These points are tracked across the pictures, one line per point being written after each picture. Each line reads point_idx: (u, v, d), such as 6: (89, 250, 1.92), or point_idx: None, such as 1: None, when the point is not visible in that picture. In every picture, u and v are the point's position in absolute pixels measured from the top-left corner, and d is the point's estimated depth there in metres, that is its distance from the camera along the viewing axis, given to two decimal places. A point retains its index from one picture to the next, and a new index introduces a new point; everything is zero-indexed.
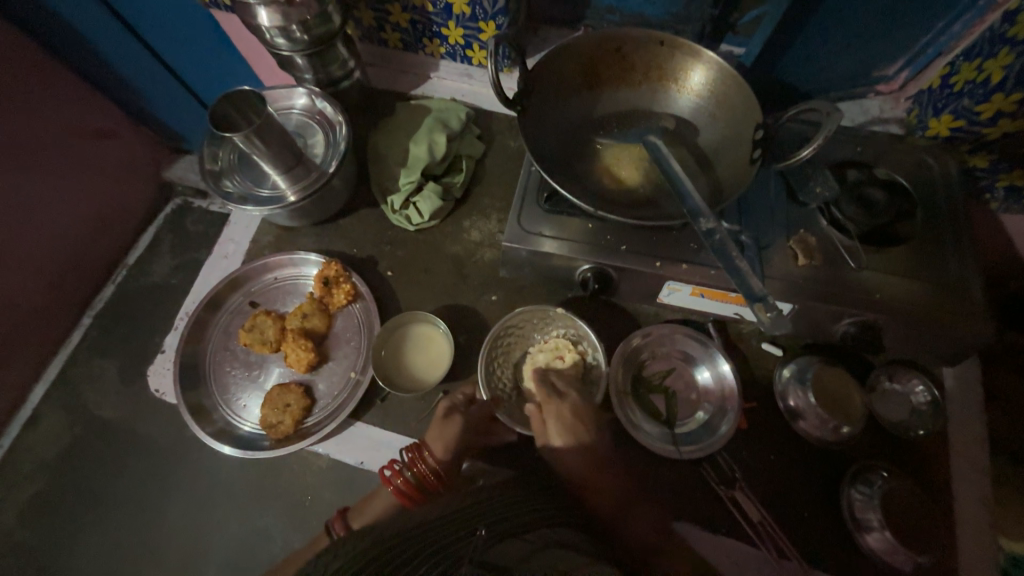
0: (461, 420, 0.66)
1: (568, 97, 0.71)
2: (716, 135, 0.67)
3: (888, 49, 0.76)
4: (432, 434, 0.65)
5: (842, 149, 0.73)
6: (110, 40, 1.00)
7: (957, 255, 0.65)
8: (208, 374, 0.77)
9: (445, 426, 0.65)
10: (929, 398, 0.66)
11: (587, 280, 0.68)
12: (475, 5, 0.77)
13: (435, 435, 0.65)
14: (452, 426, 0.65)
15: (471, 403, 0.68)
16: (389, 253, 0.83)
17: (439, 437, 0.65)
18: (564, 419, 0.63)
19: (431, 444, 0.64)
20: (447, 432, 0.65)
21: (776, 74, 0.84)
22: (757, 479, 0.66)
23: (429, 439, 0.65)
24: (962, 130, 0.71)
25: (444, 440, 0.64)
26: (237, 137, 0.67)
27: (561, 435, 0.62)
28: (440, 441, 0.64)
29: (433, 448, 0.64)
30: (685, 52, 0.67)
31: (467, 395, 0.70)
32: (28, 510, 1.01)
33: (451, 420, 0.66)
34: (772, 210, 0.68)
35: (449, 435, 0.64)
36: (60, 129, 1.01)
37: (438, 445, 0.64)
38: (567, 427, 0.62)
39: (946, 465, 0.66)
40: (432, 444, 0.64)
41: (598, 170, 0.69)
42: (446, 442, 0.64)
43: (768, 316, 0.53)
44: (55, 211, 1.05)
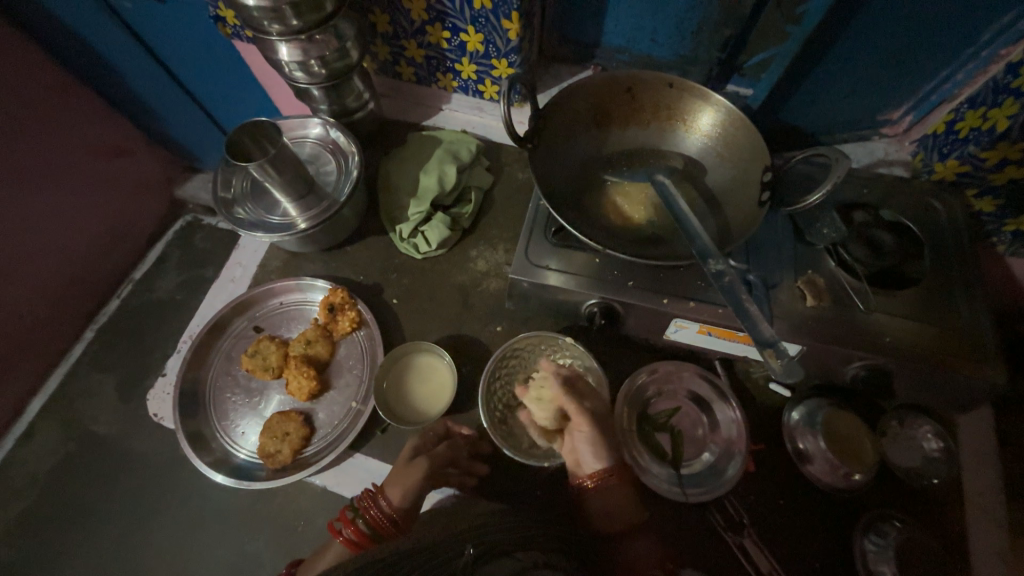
0: (426, 462, 0.64)
1: (577, 134, 0.72)
2: (724, 175, 0.68)
3: (893, 94, 0.77)
4: (392, 479, 0.65)
5: (848, 190, 0.74)
6: (130, 61, 1.03)
7: (967, 301, 0.65)
8: (209, 400, 0.77)
9: (407, 471, 0.64)
10: (940, 446, 0.65)
11: (593, 315, 0.67)
12: (488, 44, 0.79)
13: (393, 480, 0.64)
14: (412, 474, 0.63)
15: (441, 444, 0.67)
16: (395, 281, 0.83)
17: (398, 483, 0.64)
18: (605, 445, 0.62)
19: (388, 490, 0.63)
20: (407, 478, 0.63)
21: (782, 116, 0.85)
22: (766, 525, 0.64)
23: (387, 485, 0.64)
24: (968, 175, 0.71)
25: (402, 487, 0.63)
26: (251, 166, 0.68)
27: (604, 460, 0.61)
28: (397, 488, 0.63)
29: (390, 495, 0.63)
30: (693, 95, 0.69)
31: (440, 434, 0.69)
32: (16, 527, 0.99)
33: (413, 465, 0.64)
34: (780, 250, 0.68)
35: (408, 481, 0.63)
36: (77, 144, 1.04)
37: (394, 492, 0.63)
38: (608, 453, 0.62)
39: (963, 517, 0.63)
40: (389, 490, 0.64)
41: (605, 207, 0.69)
42: (403, 490, 0.63)
43: (779, 363, 0.52)
44: (67, 227, 1.07)
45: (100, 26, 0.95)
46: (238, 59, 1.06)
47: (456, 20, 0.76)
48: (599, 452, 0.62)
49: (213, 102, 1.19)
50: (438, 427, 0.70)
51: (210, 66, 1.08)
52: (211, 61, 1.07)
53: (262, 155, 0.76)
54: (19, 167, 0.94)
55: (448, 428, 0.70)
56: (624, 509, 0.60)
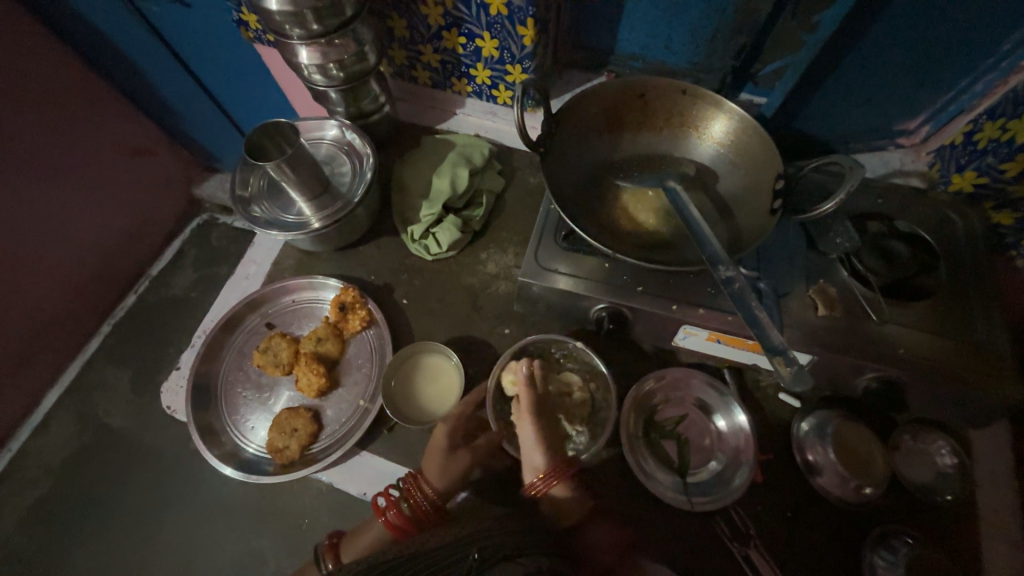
0: (467, 454, 0.66)
1: (590, 139, 0.73)
2: (736, 182, 0.68)
3: (908, 104, 0.77)
4: (432, 464, 0.65)
5: (863, 199, 0.73)
6: (154, 60, 1.07)
7: (984, 313, 0.63)
8: (220, 394, 0.78)
9: (450, 460, 0.65)
10: (955, 461, 0.64)
11: (602, 320, 0.67)
12: (503, 49, 0.80)
13: (436, 467, 0.65)
14: (457, 463, 0.65)
15: (478, 437, 0.68)
16: (405, 281, 0.84)
17: (439, 469, 0.65)
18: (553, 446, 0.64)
19: (431, 476, 0.64)
20: (451, 467, 0.65)
21: (796, 124, 0.85)
22: (771, 536, 0.63)
23: (429, 470, 0.65)
24: (987, 187, 0.70)
25: (445, 474, 0.64)
26: (268, 165, 0.70)
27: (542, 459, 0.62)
28: (440, 474, 0.64)
29: (432, 479, 0.64)
30: (707, 102, 0.69)
31: None
32: (31, 514, 1.01)
33: (457, 455, 0.65)
34: (791, 259, 0.68)
35: (453, 470, 0.64)
36: (101, 142, 1.08)
37: (437, 477, 0.64)
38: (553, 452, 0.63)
39: (977, 537, 0.62)
40: (431, 475, 0.64)
41: (615, 212, 0.70)
42: (445, 477, 0.64)
43: (789, 370, 0.51)
44: (88, 222, 1.10)
45: (123, 25, 0.98)
46: (259, 63, 1.08)
47: (472, 26, 0.78)
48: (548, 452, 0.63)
49: (233, 103, 1.22)
50: (467, 417, 0.70)
51: (231, 68, 1.11)
52: (232, 63, 1.09)
53: (280, 155, 0.78)
54: (45, 163, 0.97)
55: None
56: (567, 505, 0.62)
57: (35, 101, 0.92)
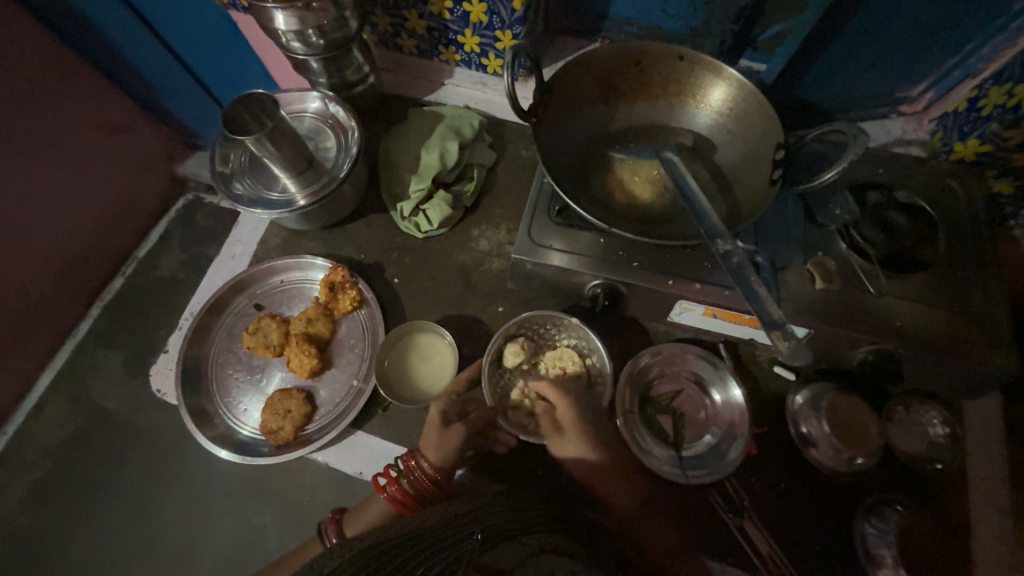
0: (463, 427, 0.63)
1: (583, 108, 0.70)
2: (735, 153, 0.66)
3: (913, 68, 0.74)
4: (428, 440, 0.64)
5: (863, 169, 0.71)
6: (125, 33, 1.01)
7: (982, 284, 0.63)
8: (211, 377, 0.77)
9: (445, 435, 0.63)
10: (946, 431, 0.65)
11: (597, 296, 0.66)
12: (492, 14, 0.76)
13: (433, 444, 0.63)
14: (453, 438, 0.62)
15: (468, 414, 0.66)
16: (396, 259, 0.82)
17: (436, 446, 0.63)
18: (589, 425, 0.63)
19: (429, 453, 0.63)
20: (447, 443, 0.62)
21: (797, 92, 0.82)
22: (767, 509, 0.64)
23: (426, 447, 0.63)
24: (990, 155, 0.69)
25: (443, 449, 0.62)
26: (248, 139, 0.67)
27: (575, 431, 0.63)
28: (438, 450, 0.62)
29: (431, 456, 0.63)
30: (705, 68, 0.66)
31: None
32: (30, 498, 1.01)
33: (451, 430, 0.63)
34: (790, 232, 0.66)
35: (450, 445, 0.62)
36: (76, 121, 1.03)
37: (435, 454, 0.62)
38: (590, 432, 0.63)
39: (965, 503, 0.63)
40: (429, 452, 0.63)
41: (610, 184, 0.68)
42: (444, 453, 0.62)
43: (787, 345, 0.52)
44: (67, 204, 1.06)
45: None
46: (237, 32, 1.03)
47: None
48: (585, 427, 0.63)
49: (211, 75, 1.17)
50: (457, 392, 0.68)
51: (207, 38, 1.05)
52: (206, 32, 1.04)
53: (261, 129, 0.74)
54: (18, 142, 0.93)
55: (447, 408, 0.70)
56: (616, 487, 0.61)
57: (5, 77, 0.88)
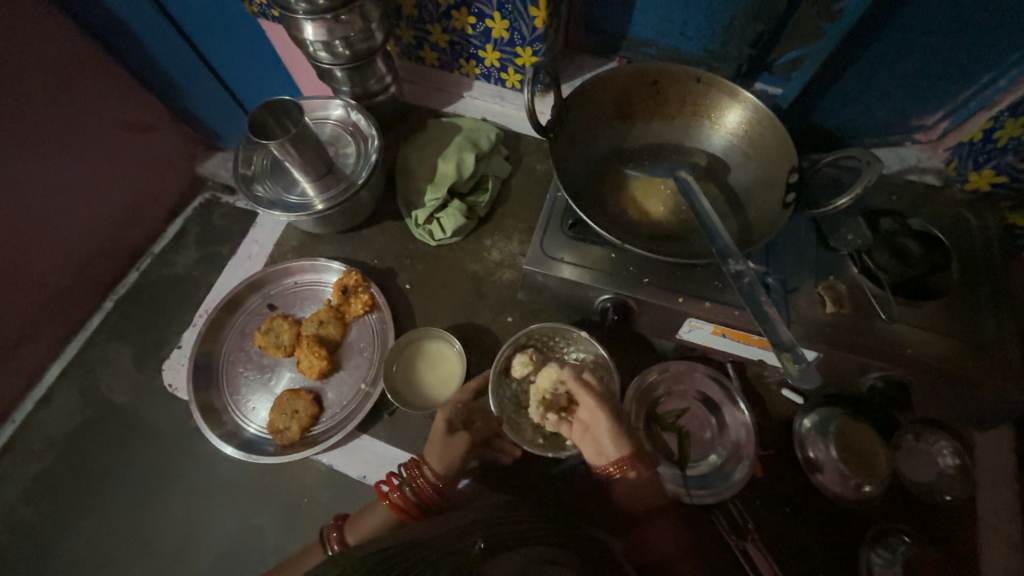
0: (468, 436, 0.65)
1: (600, 126, 0.72)
2: (749, 174, 0.67)
3: (929, 98, 0.75)
4: (433, 447, 0.65)
5: (876, 196, 0.71)
6: (155, 36, 1.05)
7: (995, 315, 0.62)
8: (221, 374, 0.78)
9: (449, 443, 0.64)
10: (957, 461, 0.64)
11: (606, 311, 0.66)
12: (513, 31, 0.78)
13: (437, 451, 0.64)
14: (456, 447, 0.64)
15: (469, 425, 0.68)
16: (409, 266, 0.83)
17: (441, 453, 0.64)
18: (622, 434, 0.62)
19: (432, 460, 0.63)
20: (451, 451, 0.63)
21: (812, 116, 0.83)
22: (770, 532, 0.64)
23: (430, 455, 0.64)
24: (1005, 186, 0.69)
25: (446, 456, 0.63)
26: (271, 143, 0.68)
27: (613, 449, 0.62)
28: (440, 458, 0.63)
29: (434, 464, 0.63)
30: (722, 90, 0.67)
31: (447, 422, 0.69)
32: (35, 486, 1.03)
33: (455, 438, 0.64)
34: (801, 255, 0.67)
35: (453, 453, 0.63)
36: (104, 119, 1.07)
37: (439, 462, 0.63)
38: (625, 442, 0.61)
39: (974, 537, 0.62)
40: (432, 459, 0.64)
41: (624, 201, 0.68)
42: (448, 460, 0.63)
43: (796, 367, 0.51)
44: (90, 198, 1.09)
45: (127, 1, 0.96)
46: (264, 39, 1.06)
47: (483, 6, 0.75)
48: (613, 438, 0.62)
49: (235, 79, 1.20)
50: (463, 403, 0.69)
51: (234, 44, 1.09)
52: (234, 39, 1.07)
53: (284, 134, 0.76)
54: (47, 137, 0.96)
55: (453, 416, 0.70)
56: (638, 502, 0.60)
57: (39, 75, 0.92)
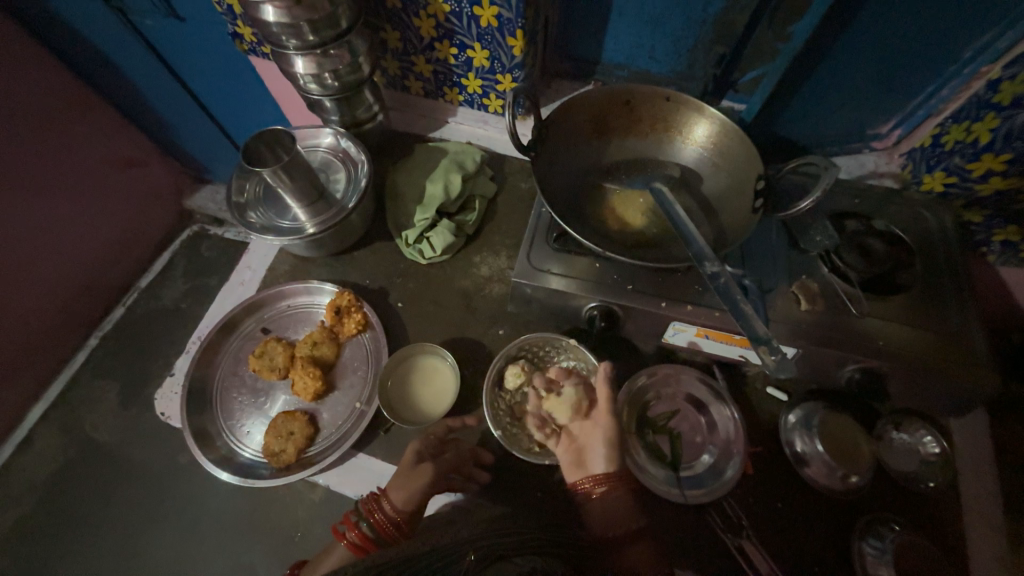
0: (432, 468, 0.64)
1: (578, 144, 0.76)
2: (720, 184, 0.71)
3: (880, 109, 0.81)
4: (396, 481, 0.65)
5: (840, 200, 0.76)
6: (142, 71, 1.09)
7: (958, 304, 0.66)
8: (216, 400, 0.78)
9: (412, 475, 0.64)
10: (939, 449, 0.66)
11: (593, 318, 0.68)
12: (493, 60, 0.83)
13: (398, 484, 0.64)
14: (418, 479, 0.63)
15: (445, 451, 0.68)
16: (400, 285, 0.85)
17: (402, 486, 0.63)
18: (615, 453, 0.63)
19: (392, 494, 0.63)
20: (411, 483, 0.63)
21: (776, 129, 0.88)
22: (764, 528, 0.65)
23: (391, 489, 0.64)
24: (956, 186, 0.74)
25: (407, 490, 0.63)
26: (265, 171, 0.71)
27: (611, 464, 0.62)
28: (401, 492, 0.63)
29: (393, 498, 0.63)
30: (689, 108, 0.72)
31: (441, 437, 0.70)
32: (15, 532, 1.00)
33: (419, 470, 0.64)
34: (775, 257, 0.70)
35: (413, 485, 0.63)
36: (87, 155, 1.09)
37: (398, 495, 0.63)
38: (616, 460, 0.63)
39: (960, 522, 0.64)
40: (392, 493, 0.63)
41: (605, 213, 0.72)
42: (407, 494, 0.63)
43: (773, 359, 0.55)
44: (75, 234, 1.10)
45: (117, 39, 1.01)
46: (253, 75, 1.08)
47: (463, 37, 0.80)
48: (606, 456, 0.63)
49: (224, 113, 1.24)
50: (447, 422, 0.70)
51: (223, 81, 1.12)
52: (222, 75, 1.10)
53: (276, 162, 0.79)
54: (33, 175, 0.98)
55: (448, 430, 0.71)
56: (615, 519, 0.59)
57: (24, 114, 0.95)
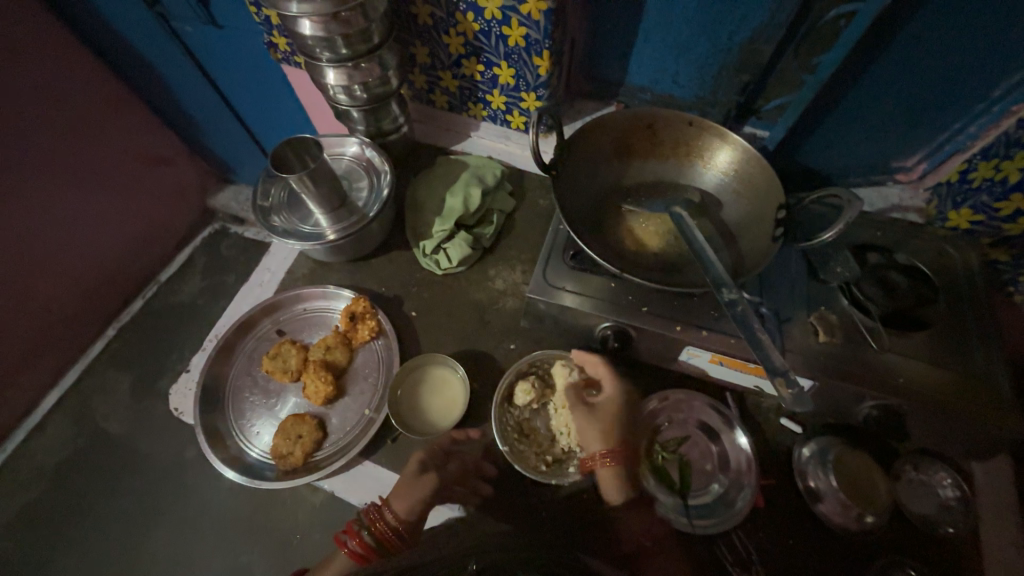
0: (433, 478, 0.65)
1: (599, 164, 0.76)
2: (740, 210, 0.71)
3: (906, 142, 0.80)
4: (398, 490, 0.65)
5: (862, 232, 0.75)
6: (179, 75, 1.13)
7: (983, 344, 0.64)
8: (228, 398, 0.79)
9: (415, 485, 0.65)
10: (958, 494, 0.64)
11: (606, 339, 0.68)
12: (519, 78, 0.84)
13: (400, 492, 0.64)
14: (419, 489, 0.64)
15: (448, 463, 0.68)
16: (414, 294, 0.86)
17: (404, 495, 0.64)
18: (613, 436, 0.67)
19: (394, 503, 0.64)
20: (413, 492, 0.64)
21: (798, 157, 0.88)
22: (774, 564, 0.63)
23: (392, 497, 0.64)
24: (983, 224, 0.72)
25: (410, 499, 0.64)
26: (291, 177, 0.73)
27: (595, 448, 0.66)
28: (402, 501, 0.63)
29: (395, 507, 0.63)
30: (712, 133, 0.72)
31: (447, 449, 0.70)
32: (23, 516, 1.01)
33: (422, 479, 0.65)
34: (793, 287, 0.69)
35: (415, 494, 0.64)
36: (119, 151, 1.13)
37: (400, 504, 0.63)
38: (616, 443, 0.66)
39: (981, 573, 0.61)
40: (394, 502, 0.64)
41: (622, 233, 0.72)
42: (408, 503, 0.63)
43: (790, 393, 0.56)
44: (103, 227, 1.14)
45: (158, 44, 1.05)
46: (284, 83, 1.11)
47: (491, 55, 0.82)
48: (601, 434, 0.67)
49: (253, 118, 1.27)
50: (454, 435, 0.70)
51: (255, 87, 1.16)
52: (255, 82, 1.14)
53: (302, 168, 0.81)
54: (67, 168, 1.02)
55: (455, 443, 0.70)
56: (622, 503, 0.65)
57: (64, 110, 0.99)
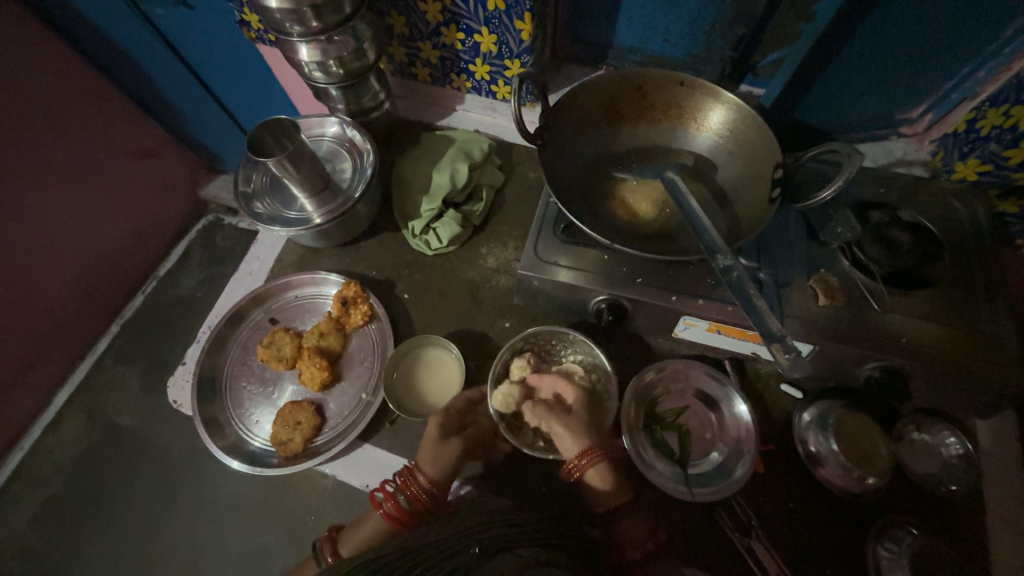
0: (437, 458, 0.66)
1: (587, 130, 0.73)
2: (736, 172, 0.68)
3: (910, 93, 0.76)
4: (427, 453, 0.65)
5: (864, 190, 0.72)
6: (154, 60, 1.09)
7: (988, 300, 0.63)
8: (225, 388, 0.79)
9: (440, 451, 0.64)
10: (962, 451, 0.63)
11: (601, 312, 0.67)
12: (502, 44, 0.80)
13: (428, 457, 0.65)
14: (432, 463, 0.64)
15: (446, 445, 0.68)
16: (406, 276, 0.85)
17: (434, 460, 0.64)
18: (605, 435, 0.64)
19: (427, 467, 0.64)
20: (442, 458, 0.64)
21: (797, 115, 0.84)
22: (775, 527, 0.63)
23: (424, 461, 0.65)
24: (991, 174, 0.69)
25: (440, 462, 0.64)
26: (271, 161, 0.71)
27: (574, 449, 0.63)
28: (434, 464, 0.64)
29: (428, 471, 0.64)
30: (704, 93, 0.69)
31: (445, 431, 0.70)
32: (43, 511, 1.04)
33: (447, 445, 0.65)
34: (793, 249, 0.67)
35: (445, 459, 0.64)
36: (103, 144, 1.10)
37: (431, 469, 0.64)
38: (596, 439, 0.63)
39: (983, 528, 0.61)
40: (426, 466, 0.64)
41: (614, 203, 0.70)
42: (440, 468, 0.64)
43: (787, 358, 0.53)
44: (93, 224, 1.12)
45: (128, 28, 1.01)
46: (261, 63, 1.07)
47: (471, 22, 0.78)
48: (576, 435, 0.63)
49: (234, 103, 1.24)
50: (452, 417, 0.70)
51: (233, 69, 1.12)
52: (232, 64, 1.10)
53: (281, 151, 0.79)
54: (52, 165, 1.00)
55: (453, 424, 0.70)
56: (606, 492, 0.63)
57: (44, 105, 0.96)
